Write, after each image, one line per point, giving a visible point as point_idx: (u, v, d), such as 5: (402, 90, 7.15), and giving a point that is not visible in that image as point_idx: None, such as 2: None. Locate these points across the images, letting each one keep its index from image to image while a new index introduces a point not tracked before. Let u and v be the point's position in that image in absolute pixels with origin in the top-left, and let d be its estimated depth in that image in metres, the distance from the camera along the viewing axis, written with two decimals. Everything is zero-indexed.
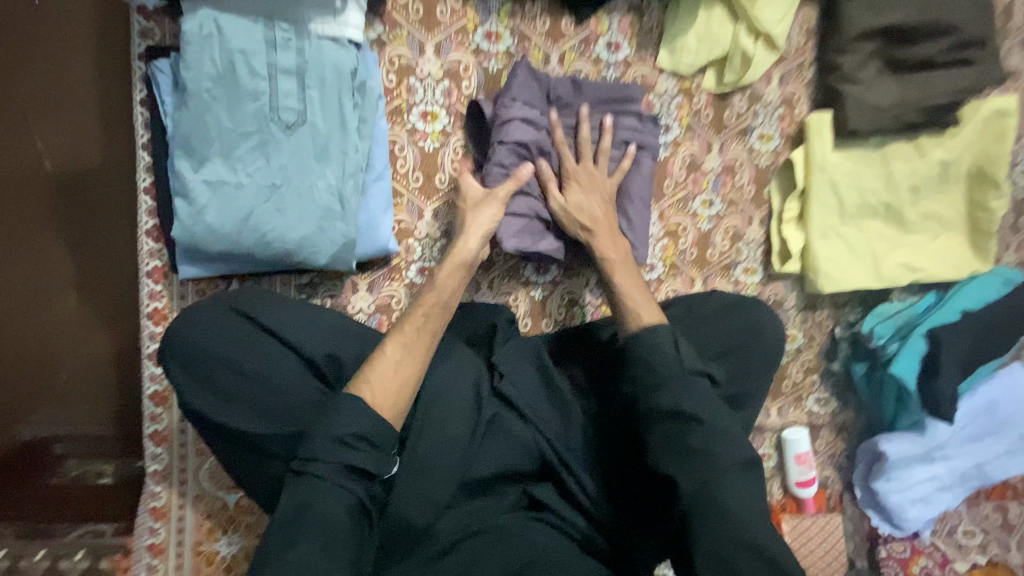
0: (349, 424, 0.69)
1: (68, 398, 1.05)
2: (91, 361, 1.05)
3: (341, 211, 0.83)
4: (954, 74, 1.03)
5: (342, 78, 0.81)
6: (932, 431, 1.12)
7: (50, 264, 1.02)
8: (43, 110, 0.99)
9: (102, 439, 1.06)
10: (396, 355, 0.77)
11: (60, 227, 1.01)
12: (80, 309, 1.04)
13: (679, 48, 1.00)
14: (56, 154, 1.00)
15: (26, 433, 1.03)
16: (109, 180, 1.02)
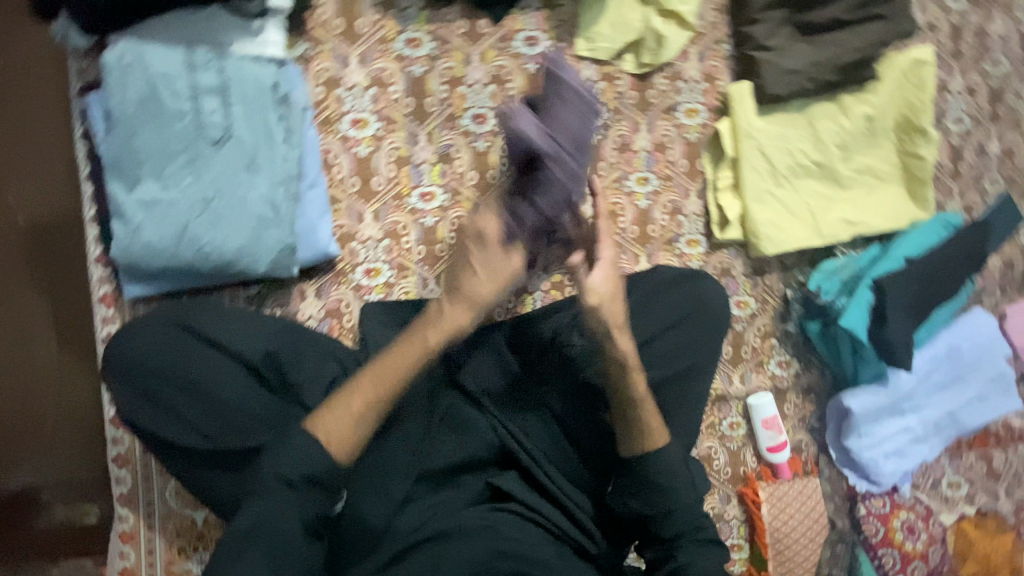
0: (299, 467, 0.68)
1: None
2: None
3: (276, 217, 0.86)
4: (863, 31, 1.06)
5: (265, 92, 0.85)
6: (894, 381, 1.13)
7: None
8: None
9: None
10: (357, 409, 0.72)
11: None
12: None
13: (595, 35, 1.04)
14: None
15: None
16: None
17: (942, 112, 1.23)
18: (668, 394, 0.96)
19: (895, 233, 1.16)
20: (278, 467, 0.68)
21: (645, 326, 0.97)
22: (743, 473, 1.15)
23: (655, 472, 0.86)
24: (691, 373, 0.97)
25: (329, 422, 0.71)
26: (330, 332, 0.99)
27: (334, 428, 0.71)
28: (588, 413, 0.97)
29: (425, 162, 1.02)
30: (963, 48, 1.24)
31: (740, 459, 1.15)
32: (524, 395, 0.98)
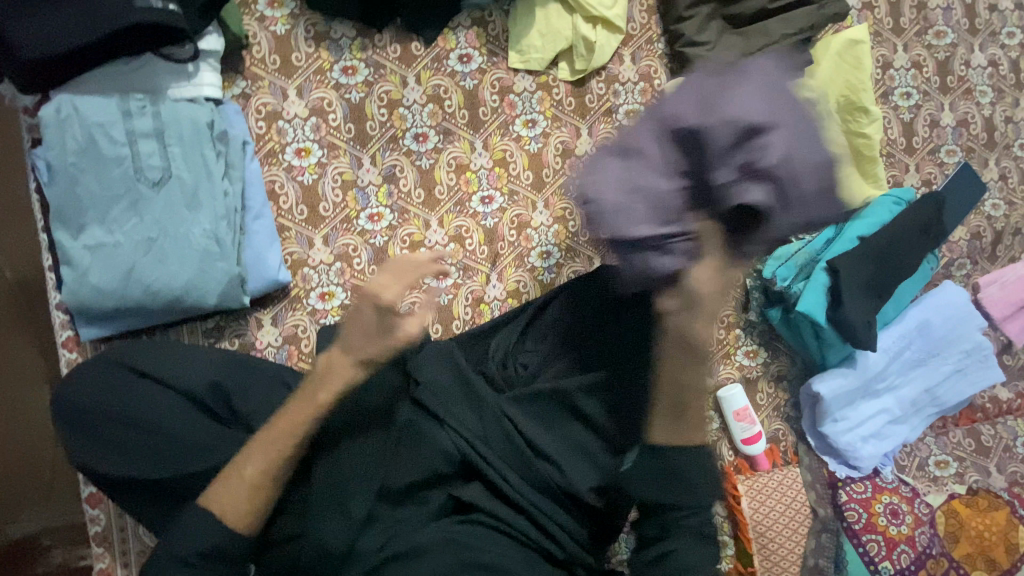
0: (194, 544, 0.72)
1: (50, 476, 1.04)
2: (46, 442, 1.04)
3: (220, 250, 0.89)
4: (791, 18, 1.07)
5: (201, 131, 0.88)
6: (862, 362, 1.12)
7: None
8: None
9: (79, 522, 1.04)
10: (249, 476, 0.75)
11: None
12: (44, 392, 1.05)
13: (526, 48, 1.07)
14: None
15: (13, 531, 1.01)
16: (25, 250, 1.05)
17: (889, 88, 1.22)
18: (634, 390, 0.97)
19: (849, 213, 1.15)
20: (172, 549, 0.72)
21: (598, 331, 1.02)
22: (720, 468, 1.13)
23: (670, 452, 0.86)
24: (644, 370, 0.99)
25: (231, 497, 0.74)
26: (289, 359, 1.01)
27: (227, 500, 0.74)
28: (557, 420, 0.99)
29: (371, 184, 1.04)
30: (903, 23, 1.23)
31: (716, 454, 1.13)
32: (489, 412, 0.98)
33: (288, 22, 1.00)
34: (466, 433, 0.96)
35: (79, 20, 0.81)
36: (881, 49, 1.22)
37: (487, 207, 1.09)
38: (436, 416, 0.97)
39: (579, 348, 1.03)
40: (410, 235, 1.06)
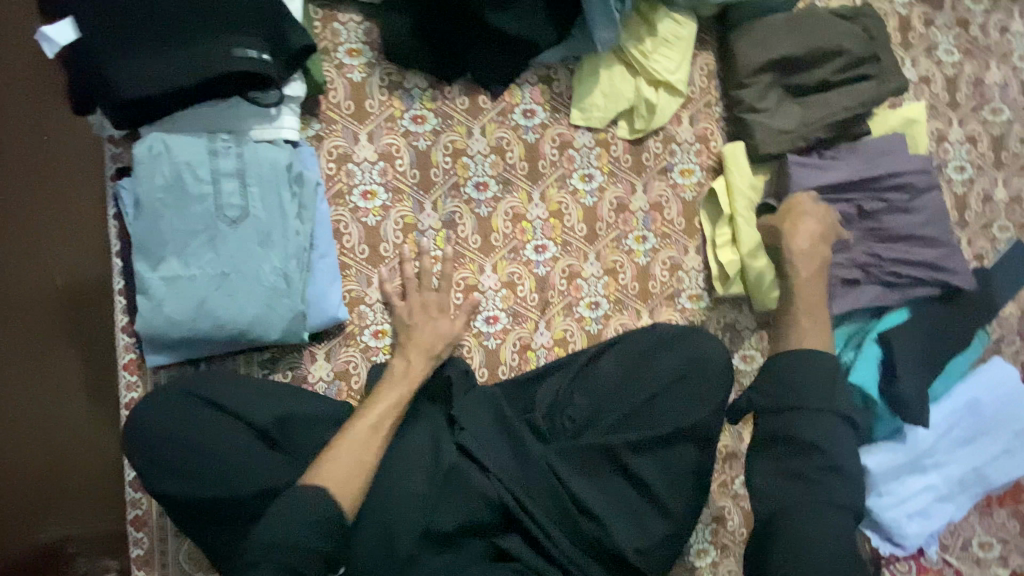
0: (304, 515, 0.76)
1: (75, 490, 1.13)
2: (99, 451, 1.14)
3: (287, 287, 0.91)
4: (851, 91, 1.09)
5: (279, 172, 0.92)
6: (912, 438, 1.10)
7: (44, 366, 1.12)
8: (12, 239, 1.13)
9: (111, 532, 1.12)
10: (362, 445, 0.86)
11: (35, 332, 1.12)
12: (83, 405, 1.13)
13: (588, 106, 1.10)
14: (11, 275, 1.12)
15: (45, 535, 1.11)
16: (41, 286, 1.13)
17: (942, 161, 1.22)
18: (666, 451, 1.00)
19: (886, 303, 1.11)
20: (293, 511, 0.77)
21: (645, 389, 1.01)
22: None
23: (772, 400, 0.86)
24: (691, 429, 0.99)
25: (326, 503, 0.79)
26: (339, 395, 1.03)
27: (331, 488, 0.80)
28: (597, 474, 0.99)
29: (430, 228, 1.07)
30: (959, 98, 1.24)
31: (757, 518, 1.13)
32: (530, 464, 0.96)
33: (364, 71, 1.05)
34: (509, 482, 0.95)
35: (179, 68, 0.85)
36: (935, 122, 1.22)
37: (540, 255, 1.11)
38: (479, 463, 0.96)
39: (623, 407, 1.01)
40: (465, 278, 1.09)
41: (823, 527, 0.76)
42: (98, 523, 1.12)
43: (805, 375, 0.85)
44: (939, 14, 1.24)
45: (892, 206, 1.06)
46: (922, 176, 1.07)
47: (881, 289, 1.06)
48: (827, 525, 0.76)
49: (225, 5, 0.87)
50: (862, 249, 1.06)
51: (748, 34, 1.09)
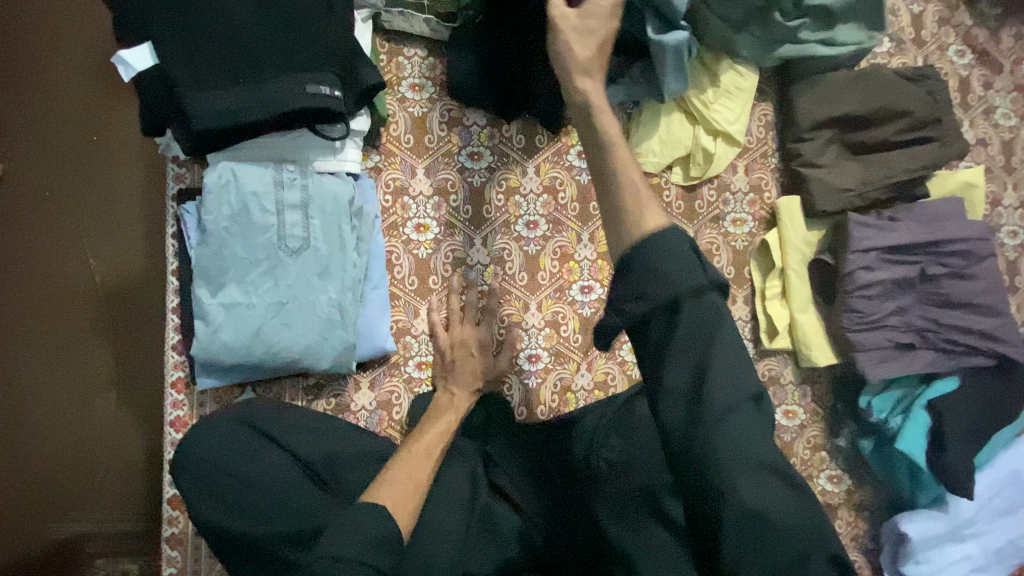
0: (366, 533, 0.73)
1: (97, 482, 1.24)
2: (118, 451, 1.25)
3: (341, 319, 0.92)
4: (913, 152, 1.08)
5: (341, 205, 0.93)
6: (955, 507, 1.08)
7: (78, 362, 1.25)
8: (61, 232, 1.28)
9: (128, 533, 1.23)
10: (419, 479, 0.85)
11: (72, 328, 1.26)
12: (113, 400, 1.25)
13: (646, 151, 1.09)
14: (59, 271, 1.27)
15: (63, 532, 1.22)
16: (71, 286, 1.27)
17: (996, 225, 1.21)
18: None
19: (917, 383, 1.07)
20: (353, 533, 0.73)
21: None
22: None
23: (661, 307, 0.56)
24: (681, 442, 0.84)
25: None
26: (380, 424, 1.03)
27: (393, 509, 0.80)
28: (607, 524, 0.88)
29: (479, 263, 1.07)
30: (1015, 162, 1.22)
31: None
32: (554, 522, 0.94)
33: (425, 105, 1.05)
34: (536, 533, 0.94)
35: (256, 99, 0.86)
36: (991, 185, 1.21)
37: (586, 296, 1.11)
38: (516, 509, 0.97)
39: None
40: (509, 315, 1.08)
41: (751, 429, 0.55)
42: (111, 520, 1.23)
43: (667, 262, 0.56)
44: (998, 77, 1.22)
45: (949, 271, 1.05)
46: (981, 243, 1.05)
47: (935, 355, 1.04)
48: (750, 428, 0.55)
49: (303, 42, 0.88)
50: (917, 314, 1.04)
51: (810, 90, 1.08)
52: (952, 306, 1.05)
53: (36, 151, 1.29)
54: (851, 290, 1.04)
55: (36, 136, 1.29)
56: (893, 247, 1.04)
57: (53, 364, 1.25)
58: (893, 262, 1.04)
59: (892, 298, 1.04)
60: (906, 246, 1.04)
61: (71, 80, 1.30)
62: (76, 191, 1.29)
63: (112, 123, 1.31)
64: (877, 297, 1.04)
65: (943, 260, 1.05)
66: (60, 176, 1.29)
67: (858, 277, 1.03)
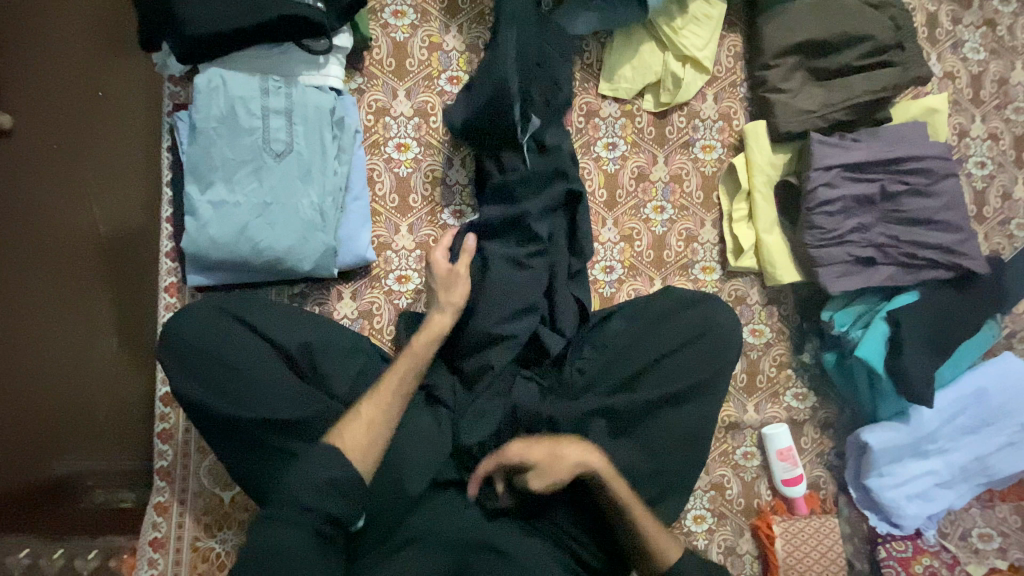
0: (319, 474, 0.75)
1: (99, 428, 1.14)
2: (119, 398, 1.15)
3: (323, 223, 0.98)
4: (875, 76, 1.12)
5: (323, 114, 1.00)
6: (916, 419, 1.11)
7: (79, 308, 1.16)
8: (62, 182, 1.19)
9: (124, 469, 1.13)
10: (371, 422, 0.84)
11: (71, 275, 1.17)
12: (115, 346, 1.16)
13: (617, 77, 1.14)
14: (58, 221, 1.18)
15: (61, 467, 1.12)
16: (71, 233, 1.18)
17: (964, 156, 1.24)
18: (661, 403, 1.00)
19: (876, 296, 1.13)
20: (301, 481, 0.75)
21: (653, 353, 1.01)
22: (756, 505, 1.14)
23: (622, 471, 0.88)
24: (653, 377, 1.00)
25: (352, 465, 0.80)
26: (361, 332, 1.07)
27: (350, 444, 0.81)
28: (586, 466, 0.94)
29: (457, 183, 1.12)
30: (983, 95, 1.25)
31: (754, 491, 1.14)
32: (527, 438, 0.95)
33: (407, 32, 1.11)
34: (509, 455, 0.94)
35: (244, 8, 0.93)
36: (958, 117, 1.25)
37: None
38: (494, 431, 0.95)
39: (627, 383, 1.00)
40: None
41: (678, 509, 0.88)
42: (112, 457, 1.13)
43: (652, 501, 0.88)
44: (967, 13, 1.26)
45: (906, 189, 1.09)
46: (940, 162, 1.10)
47: (894, 269, 1.09)
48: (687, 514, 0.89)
49: None
50: (877, 231, 1.09)
51: (776, 17, 1.13)
52: (910, 222, 1.10)
53: (34, 106, 1.19)
54: (813, 207, 1.08)
55: (35, 81, 1.20)
56: (852, 166, 1.09)
57: (49, 319, 1.16)
58: (852, 180, 1.10)
59: (850, 216, 1.09)
60: (863, 166, 1.10)
61: (69, 27, 1.22)
62: (79, 143, 1.20)
63: (114, 77, 1.22)
64: (837, 212, 1.08)
65: (901, 179, 1.10)
66: (62, 124, 1.20)
67: (819, 193, 1.08)
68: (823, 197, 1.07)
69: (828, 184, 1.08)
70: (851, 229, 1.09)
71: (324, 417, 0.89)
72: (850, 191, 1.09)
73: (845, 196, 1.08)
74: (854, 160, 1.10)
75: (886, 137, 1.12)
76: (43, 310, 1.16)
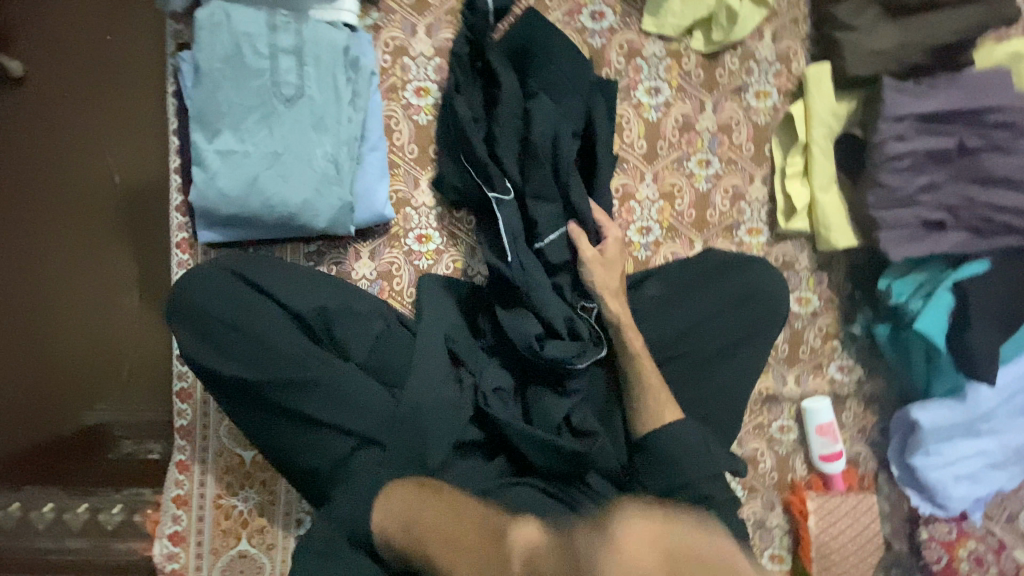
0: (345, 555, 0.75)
1: (124, 382, 1.11)
2: (143, 353, 1.12)
3: (338, 175, 0.91)
4: (962, 12, 0.97)
5: (336, 54, 0.90)
6: (973, 397, 1.02)
7: (99, 260, 1.12)
8: (71, 129, 1.11)
9: (152, 421, 1.11)
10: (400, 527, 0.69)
11: (88, 226, 1.11)
12: (134, 302, 1.12)
13: (663, 12, 1.01)
14: (68, 171, 1.11)
15: (91, 418, 1.10)
16: (81, 184, 1.11)
17: None
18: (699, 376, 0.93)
19: (937, 264, 1.02)
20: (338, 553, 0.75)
21: (691, 319, 0.94)
22: (790, 480, 1.09)
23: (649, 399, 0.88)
24: (696, 348, 0.93)
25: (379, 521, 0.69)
26: (380, 294, 1.01)
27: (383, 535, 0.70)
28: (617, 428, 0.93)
29: None
30: None
31: (789, 466, 1.09)
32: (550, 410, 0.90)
33: None
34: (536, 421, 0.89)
35: None
36: None
37: None
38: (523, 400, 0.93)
39: (663, 347, 0.93)
40: None
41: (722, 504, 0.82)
42: (140, 411, 1.11)
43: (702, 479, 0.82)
44: None
45: (985, 145, 0.97)
46: None
47: (965, 235, 0.99)
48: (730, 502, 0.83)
49: None
50: (950, 191, 0.98)
51: None
52: (988, 182, 0.98)
53: (32, 46, 1.10)
54: (881, 163, 0.97)
55: (37, 20, 1.11)
56: (926, 116, 0.97)
57: (63, 273, 1.11)
58: (926, 133, 0.97)
59: (923, 173, 0.97)
60: (937, 117, 0.98)
61: None
62: (87, 87, 1.11)
63: (121, 16, 1.12)
64: (905, 170, 0.97)
65: (980, 134, 0.97)
66: (67, 67, 1.11)
67: (888, 147, 0.96)
68: (890, 152, 0.96)
69: (899, 137, 0.96)
70: (921, 190, 0.98)
71: (344, 381, 0.85)
72: (923, 144, 0.97)
73: (917, 152, 0.97)
74: (931, 109, 0.97)
75: (969, 82, 0.98)
76: (62, 262, 1.11)
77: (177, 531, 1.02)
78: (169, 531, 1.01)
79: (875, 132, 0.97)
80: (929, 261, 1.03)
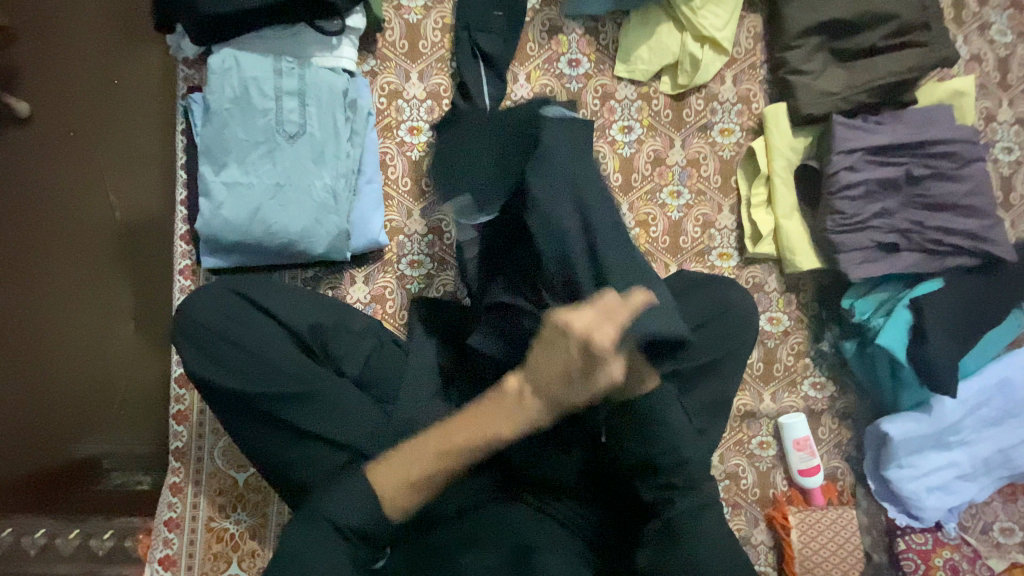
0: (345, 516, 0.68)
1: (116, 411, 1.14)
2: (137, 381, 1.15)
3: (335, 205, 0.97)
4: (900, 56, 1.09)
5: (336, 96, 0.99)
6: (938, 409, 1.08)
7: (98, 292, 1.16)
8: (80, 171, 1.18)
9: (146, 451, 1.13)
10: (414, 474, 0.71)
11: (92, 260, 1.17)
12: (130, 332, 1.16)
13: (634, 59, 1.12)
14: (76, 209, 1.17)
15: (82, 450, 1.12)
16: (87, 220, 1.17)
17: (990, 141, 1.20)
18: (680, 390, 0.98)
19: (897, 282, 1.11)
20: (331, 507, 0.69)
21: None
22: (772, 496, 1.12)
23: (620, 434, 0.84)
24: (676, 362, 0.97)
25: (386, 471, 0.72)
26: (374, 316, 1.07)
27: (389, 477, 0.71)
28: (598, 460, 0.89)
29: None
30: (1011, 79, 1.21)
31: (770, 481, 1.13)
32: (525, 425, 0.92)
33: (420, 13, 1.10)
34: None
35: None
36: (985, 101, 1.20)
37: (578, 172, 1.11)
38: None
39: None
40: None
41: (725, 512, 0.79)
42: (134, 440, 1.13)
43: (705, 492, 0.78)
44: None
45: (929, 173, 1.06)
46: (967, 146, 1.07)
47: (919, 255, 1.07)
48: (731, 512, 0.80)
49: None
50: (902, 216, 1.06)
51: None
52: (936, 207, 1.07)
53: (49, 95, 1.19)
54: (837, 191, 1.05)
55: (54, 72, 1.20)
56: (874, 149, 1.07)
57: (62, 305, 1.16)
58: (875, 164, 1.07)
59: (875, 199, 1.06)
60: (885, 150, 1.07)
61: (88, 15, 1.21)
62: (97, 130, 1.19)
63: (132, 65, 1.20)
64: (859, 196, 1.06)
65: (925, 164, 1.07)
66: (78, 113, 1.19)
67: (841, 176, 1.05)
68: (844, 181, 1.05)
69: (849, 167, 1.05)
70: (875, 214, 1.06)
71: (338, 395, 0.89)
72: (873, 174, 1.06)
73: (868, 180, 1.05)
74: (878, 143, 1.06)
75: (910, 119, 1.08)
76: (66, 297, 1.16)
77: (168, 555, 1.02)
78: (160, 555, 1.02)
79: (830, 163, 1.06)
80: (889, 280, 1.11)
